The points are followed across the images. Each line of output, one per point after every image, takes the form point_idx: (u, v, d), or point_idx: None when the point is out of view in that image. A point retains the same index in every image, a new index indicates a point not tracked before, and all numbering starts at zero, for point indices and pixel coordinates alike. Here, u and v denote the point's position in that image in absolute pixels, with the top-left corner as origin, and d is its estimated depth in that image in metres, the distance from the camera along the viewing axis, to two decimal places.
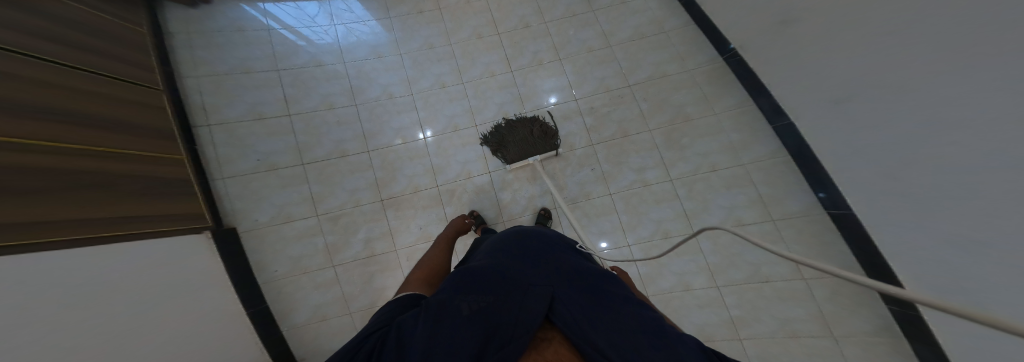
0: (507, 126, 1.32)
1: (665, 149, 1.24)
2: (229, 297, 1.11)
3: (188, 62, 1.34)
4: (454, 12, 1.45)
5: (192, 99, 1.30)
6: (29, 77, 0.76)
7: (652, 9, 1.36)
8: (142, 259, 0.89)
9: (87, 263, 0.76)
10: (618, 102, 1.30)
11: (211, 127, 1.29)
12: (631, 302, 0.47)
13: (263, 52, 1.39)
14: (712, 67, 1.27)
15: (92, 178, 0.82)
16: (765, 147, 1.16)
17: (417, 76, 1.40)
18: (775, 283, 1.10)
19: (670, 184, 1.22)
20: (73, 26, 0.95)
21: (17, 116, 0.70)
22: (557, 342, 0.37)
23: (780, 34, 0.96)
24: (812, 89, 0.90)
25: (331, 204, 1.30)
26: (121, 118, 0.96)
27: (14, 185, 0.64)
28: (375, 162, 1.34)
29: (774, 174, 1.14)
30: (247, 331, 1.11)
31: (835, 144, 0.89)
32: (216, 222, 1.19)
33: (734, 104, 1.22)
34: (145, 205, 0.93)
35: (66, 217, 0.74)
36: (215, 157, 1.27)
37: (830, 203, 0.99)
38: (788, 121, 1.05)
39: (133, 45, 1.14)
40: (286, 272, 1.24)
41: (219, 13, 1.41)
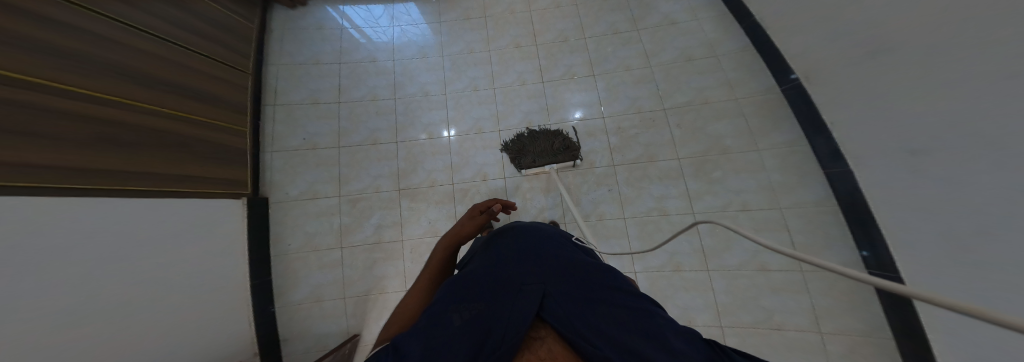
0: (530, 135, 1.28)
1: (692, 179, 1.19)
2: (242, 264, 1.12)
3: (275, 53, 1.48)
4: (498, 20, 1.50)
5: (270, 83, 1.43)
6: (103, 37, 0.83)
7: (705, 34, 1.34)
8: (179, 215, 0.94)
9: (133, 210, 0.81)
10: (648, 125, 1.27)
11: (276, 107, 1.40)
12: (627, 290, 0.45)
13: (332, 47, 1.49)
14: (764, 99, 1.21)
15: (148, 136, 0.87)
16: (812, 193, 1.09)
17: (453, 77, 1.44)
18: (786, 332, 1.02)
19: (691, 217, 1.16)
20: (204, 20, 1.17)
21: (98, 72, 0.78)
22: (552, 343, 0.34)
23: (837, 76, 0.93)
24: (871, 137, 0.85)
25: (353, 190, 1.32)
26: (190, 84, 1.04)
27: (75, 130, 0.70)
28: (400, 153, 1.36)
29: (815, 222, 1.06)
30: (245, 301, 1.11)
31: (890, 198, 0.82)
32: (254, 190, 1.25)
33: (785, 142, 1.15)
34: (192, 166, 0.98)
35: (106, 169, 0.76)
36: (271, 132, 1.37)
37: (875, 263, 0.90)
38: (845, 169, 0.96)
39: (233, 32, 1.28)
40: (298, 247, 1.26)
41: (311, 13, 1.55)
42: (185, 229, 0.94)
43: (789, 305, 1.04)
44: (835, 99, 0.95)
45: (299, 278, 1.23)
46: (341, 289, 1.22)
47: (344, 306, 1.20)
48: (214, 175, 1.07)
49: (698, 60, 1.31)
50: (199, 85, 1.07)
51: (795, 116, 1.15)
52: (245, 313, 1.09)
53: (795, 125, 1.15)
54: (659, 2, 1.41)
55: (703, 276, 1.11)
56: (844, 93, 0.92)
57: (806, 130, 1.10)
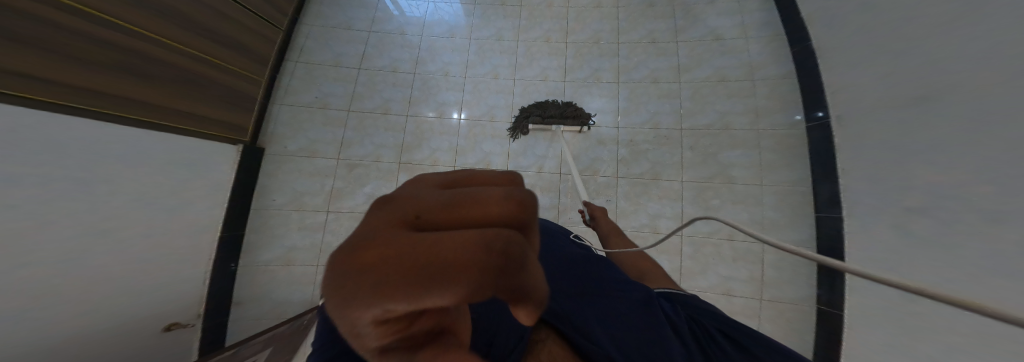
0: (539, 104, 1.33)
1: (690, 202, 1.24)
2: (218, 213, 1.07)
3: (312, 13, 1.40)
4: (534, 11, 1.47)
5: (299, 42, 1.35)
6: None
7: (750, 54, 1.34)
8: (173, 152, 0.90)
9: (127, 138, 0.80)
10: (661, 142, 1.30)
11: (298, 64, 1.33)
12: (628, 283, 0.49)
13: (367, 15, 1.42)
14: (786, 133, 1.24)
15: (159, 68, 0.86)
16: (796, 233, 1.16)
17: (477, 61, 1.41)
18: None
19: (679, 238, 1.21)
20: None
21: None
22: (550, 341, 0.37)
23: (856, 134, 0.97)
24: (873, 194, 0.89)
25: (354, 155, 1.28)
26: (206, 23, 0.97)
27: (70, 47, 0.70)
28: (408, 127, 1.33)
29: (789, 262, 1.14)
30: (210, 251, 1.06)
31: (869, 255, 0.88)
32: (252, 139, 1.19)
33: (789, 180, 1.20)
34: (182, 102, 0.92)
35: (72, 84, 0.70)
36: (286, 86, 1.30)
37: (826, 299, 1.04)
38: (836, 215, 1.02)
39: None
40: (282, 204, 1.21)
41: None
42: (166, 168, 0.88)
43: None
44: (847, 151, 1.00)
45: (273, 237, 1.19)
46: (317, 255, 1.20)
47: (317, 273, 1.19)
48: (211, 118, 1.01)
49: (732, 82, 1.32)
50: (217, 26, 1.00)
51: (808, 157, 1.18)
52: (205, 264, 1.04)
53: (806, 165, 1.18)
54: (709, 16, 1.41)
55: None
56: (861, 146, 0.95)
57: (815, 171, 1.13)
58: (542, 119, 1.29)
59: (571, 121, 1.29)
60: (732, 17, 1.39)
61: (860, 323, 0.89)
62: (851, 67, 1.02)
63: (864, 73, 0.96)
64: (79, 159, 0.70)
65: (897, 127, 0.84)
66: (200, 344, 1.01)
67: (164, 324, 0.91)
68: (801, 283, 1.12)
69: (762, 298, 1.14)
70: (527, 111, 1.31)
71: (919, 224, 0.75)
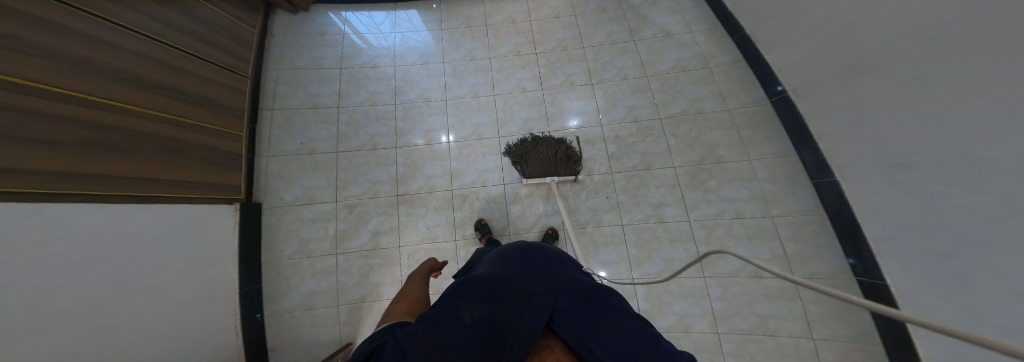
0: (533, 143, 1.31)
1: (688, 187, 1.23)
2: (231, 273, 1.10)
3: (275, 57, 1.48)
4: (498, 29, 1.53)
5: (269, 87, 1.42)
6: (129, 51, 0.89)
7: (699, 46, 1.38)
8: (171, 217, 0.93)
9: (127, 213, 0.82)
10: (646, 133, 1.31)
11: (275, 111, 1.39)
12: (631, 314, 0.40)
13: (334, 52, 1.50)
14: (757, 109, 1.26)
15: (149, 141, 0.89)
16: (800, 202, 1.13)
17: (455, 84, 1.46)
18: (778, 336, 1.05)
19: (687, 224, 1.19)
20: (217, 29, 1.22)
21: (117, 83, 0.83)
22: (558, 352, 0.31)
23: (825, 84, 0.97)
24: (854, 146, 0.90)
25: (351, 195, 1.31)
26: (182, 86, 1.01)
27: (68, 134, 0.71)
28: (399, 159, 1.36)
29: (803, 231, 1.11)
30: (232, 310, 1.07)
31: (879, 207, 0.86)
32: (247, 196, 1.24)
33: (775, 152, 1.20)
34: (165, 169, 0.92)
35: (71, 171, 0.71)
36: (269, 136, 1.36)
37: (863, 270, 0.95)
38: (831, 179, 1.01)
39: (234, 36, 1.29)
40: (291, 254, 1.23)
41: (314, 19, 1.56)
42: (170, 235, 0.91)
43: (780, 311, 1.08)
44: (815, 115, 1.03)
45: (291, 286, 1.20)
46: (335, 297, 1.20)
47: (338, 315, 1.18)
48: (195, 180, 1.01)
49: (692, 71, 1.35)
50: (191, 87, 1.04)
51: (782, 127, 1.20)
52: (231, 319, 1.06)
53: (783, 135, 1.20)
54: (654, 14, 1.47)
55: (700, 283, 1.13)
56: (829, 107, 0.97)
57: (795, 143, 1.16)
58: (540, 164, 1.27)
59: (565, 165, 1.26)
60: (674, 14, 1.45)
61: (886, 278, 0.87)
62: (795, 33, 1.04)
63: (815, 31, 0.97)
64: (92, 238, 0.73)
65: (855, 84, 0.87)
66: None
67: None
68: (827, 252, 1.07)
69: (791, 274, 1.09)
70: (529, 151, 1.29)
71: (910, 175, 0.75)
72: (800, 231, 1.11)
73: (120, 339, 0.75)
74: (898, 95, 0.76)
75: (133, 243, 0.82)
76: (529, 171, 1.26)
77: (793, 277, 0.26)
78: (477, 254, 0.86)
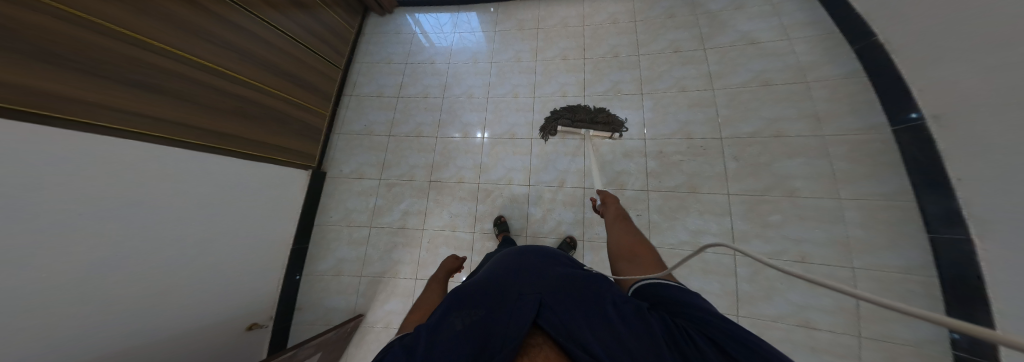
0: (568, 109, 1.34)
1: (741, 218, 1.08)
2: (289, 229, 1.23)
3: (361, 52, 1.63)
4: (550, 33, 1.53)
5: (352, 78, 1.57)
6: (269, 43, 1.10)
7: (796, 55, 1.22)
8: (261, 176, 1.09)
9: (235, 167, 0.99)
10: (697, 153, 1.19)
11: (352, 97, 1.54)
12: (618, 301, 0.36)
13: (403, 50, 1.63)
14: (866, 138, 1.05)
15: (262, 111, 1.07)
16: (902, 257, 0.93)
17: (498, 83, 1.49)
18: None
19: (731, 257, 1.03)
20: (331, 31, 1.44)
21: (251, 66, 1.03)
22: (546, 347, 0.30)
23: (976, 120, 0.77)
24: (1004, 204, 0.71)
25: (393, 175, 1.40)
26: (294, 72, 1.21)
27: (209, 99, 0.89)
28: (437, 147, 1.42)
29: (895, 290, 0.91)
30: (280, 262, 1.20)
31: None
32: (318, 165, 1.39)
33: (876, 192, 1.00)
34: (269, 135, 1.11)
35: (204, 127, 0.88)
36: (343, 117, 1.49)
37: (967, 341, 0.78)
38: (961, 237, 0.82)
39: (339, 36, 1.49)
40: (336, 220, 1.35)
41: (397, 20, 1.71)
42: (254, 189, 1.06)
43: None
44: (955, 158, 0.82)
45: (328, 249, 1.32)
46: (360, 267, 1.29)
47: (359, 284, 1.27)
48: (284, 146, 1.18)
49: (777, 86, 1.20)
50: (299, 72, 1.24)
51: (901, 162, 0.99)
52: (277, 272, 1.18)
53: (898, 173, 0.99)
54: (739, 21, 1.33)
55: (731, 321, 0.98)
56: (982, 150, 0.76)
57: (915, 183, 0.94)
58: (572, 122, 1.29)
59: (602, 126, 1.27)
60: (768, 20, 1.30)
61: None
62: (942, 56, 0.85)
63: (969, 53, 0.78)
64: (199, 181, 0.88)
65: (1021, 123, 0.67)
66: (266, 344, 1.14)
67: (245, 324, 1.06)
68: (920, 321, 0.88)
69: (858, 334, 0.90)
70: (559, 113, 1.34)
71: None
72: (891, 291, 0.92)
73: (197, 268, 0.88)
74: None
75: (227, 190, 0.96)
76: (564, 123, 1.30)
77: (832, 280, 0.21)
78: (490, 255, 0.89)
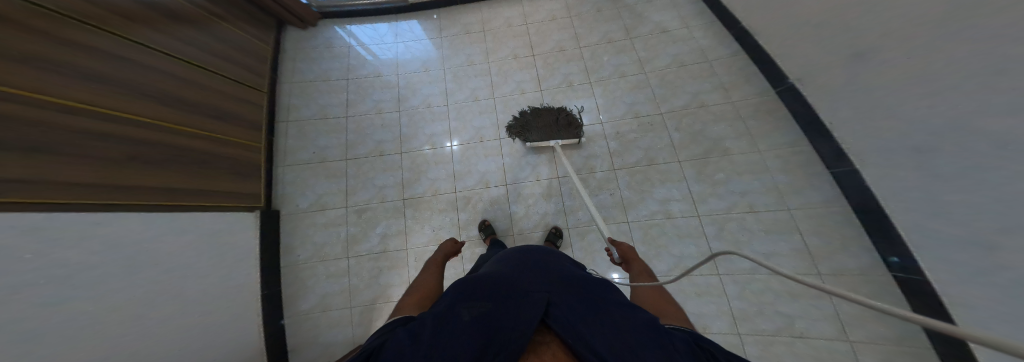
0: (533, 112, 1.30)
1: (695, 181, 1.18)
2: (256, 275, 1.15)
3: (288, 71, 1.54)
4: (497, 34, 1.54)
5: (283, 101, 1.48)
6: (165, 72, 0.96)
7: (696, 40, 1.36)
8: (211, 227, 1.00)
9: (178, 222, 0.90)
10: (648, 129, 1.27)
11: (289, 123, 1.45)
12: (629, 306, 0.41)
13: (341, 64, 1.55)
14: (760, 101, 1.23)
15: (188, 155, 0.96)
16: (819, 193, 1.07)
17: (455, 88, 1.48)
18: (810, 341, 0.95)
19: (698, 219, 1.14)
20: (231, 45, 1.27)
21: (158, 103, 0.90)
22: (555, 346, 0.32)
23: (845, 70, 0.92)
24: (881, 136, 0.85)
25: (360, 200, 1.34)
26: (207, 102, 1.07)
27: (125, 151, 0.79)
28: (404, 164, 1.39)
29: (826, 223, 1.04)
30: (254, 312, 1.11)
31: (915, 199, 0.79)
32: (268, 204, 1.29)
33: (787, 143, 1.15)
34: (198, 180, 0.99)
35: (127, 184, 0.78)
36: (284, 147, 1.42)
37: (899, 268, 0.88)
38: (851, 168, 0.98)
39: (245, 51, 1.34)
40: (307, 257, 1.28)
41: (321, 33, 1.63)
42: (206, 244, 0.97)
43: (810, 312, 0.97)
44: (835, 103, 0.98)
45: (308, 288, 1.24)
46: (347, 298, 1.23)
47: (352, 315, 1.20)
48: (222, 190, 1.06)
49: (690, 65, 1.33)
50: (215, 102, 1.11)
51: (793, 116, 1.17)
52: (256, 320, 1.10)
53: (792, 126, 1.16)
54: (648, 12, 1.45)
55: (715, 281, 1.06)
56: (851, 93, 0.91)
57: (807, 133, 1.13)
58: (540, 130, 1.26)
59: (568, 134, 1.27)
60: (670, 12, 1.44)
61: (926, 273, 0.81)
62: (803, 22, 1.02)
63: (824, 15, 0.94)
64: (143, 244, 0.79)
65: (884, 65, 0.81)
66: None
67: None
68: (857, 248, 0.99)
69: (818, 273, 1.00)
70: (525, 116, 1.30)
71: (935, 159, 0.72)
72: (822, 224, 1.04)
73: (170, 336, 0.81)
74: (933, 70, 0.70)
75: (178, 248, 0.88)
76: (532, 138, 1.26)
77: (802, 279, 0.24)
78: (486, 255, 0.91)
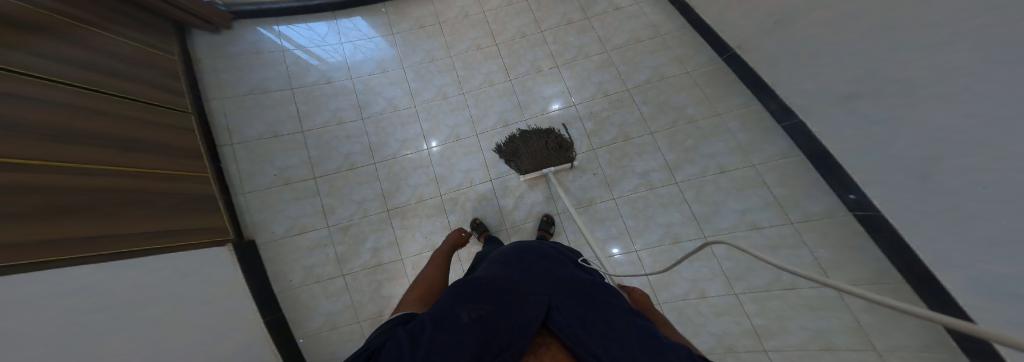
0: (522, 137, 1.28)
1: (669, 151, 1.24)
2: (249, 307, 1.11)
3: (212, 85, 1.41)
4: (453, 25, 1.49)
5: (219, 121, 1.37)
6: (73, 106, 0.85)
7: (647, 16, 1.39)
8: (176, 272, 0.94)
9: (128, 274, 0.83)
10: (618, 105, 1.30)
11: (234, 146, 1.35)
12: (626, 309, 0.43)
13: (278, 71, 1.45)
14: (711, 68, 1.28)
15: (125, 198, 0.89)
16: (777, 146, 1.15)
17: (420, 87, 1.43)
18: (800, 290, 1.00)
19: (676, 186, 1.21)
20: (127, 60, 1.10)
21: (79, 145, 0.82)
22: (554, 349, 0.36)
23: (787, 28, 0.98)
24: (820, 86, 0.93)
25: (341, 218, 1.30)
26: (127, 134, 0.96)
27: (61, 201, 0.73)
28: (381, 173, 1.35)
29: (787, 174, 1.12)
30: (264, 340, 1.09)
31: (858, 139, 0.87)
32: (238, 234, 1.22)
33: (742, 103, 1.22)
34: (146, 222, 0.91)
35: (67, 236, 0.72)
36: (237, 173, 1.32)
37: (856, 205, 0.96)
38: (797, 120, 1.06)
39: (145, 64, 1.16)
40: (299, 281, 1.24)
41: (240, 37, 1.50)
42: (178, 290, 0.92)
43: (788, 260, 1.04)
44: (779, 62, 1.05)
45: (310, 309, 1.21)
46: (354, 313, 1.21)
47: (362, 328, 1.19)
48: (183, 227, 1.01)
49: (647, 41, 1.35)
50: (148, 136, 1.03)
51: (740, 81, 1.24)
52: (265, 344, 1.08)
53: (742, 87, 1.23)
54: None
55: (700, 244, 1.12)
56: (795, 47, 0.98)
57: (753, 92, 1.21)
58: (529, 156, 1.24)
59: (558, 160, 1.23)
60: None
61: (879, 207, 0.88)
62: None
63: None
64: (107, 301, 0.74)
65: (822, 18, 0.87)
66: None
67: None
68: (815, 191, 1.08)
69: (791, 221, 1.07)
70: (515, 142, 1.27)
71: (870, 100, 0.80)
72: (784, 174, 1.13)
73: None
74: (861, 19, 0.77)
75: (148, 300, 0.83)
76: (523, 167, 1.24)
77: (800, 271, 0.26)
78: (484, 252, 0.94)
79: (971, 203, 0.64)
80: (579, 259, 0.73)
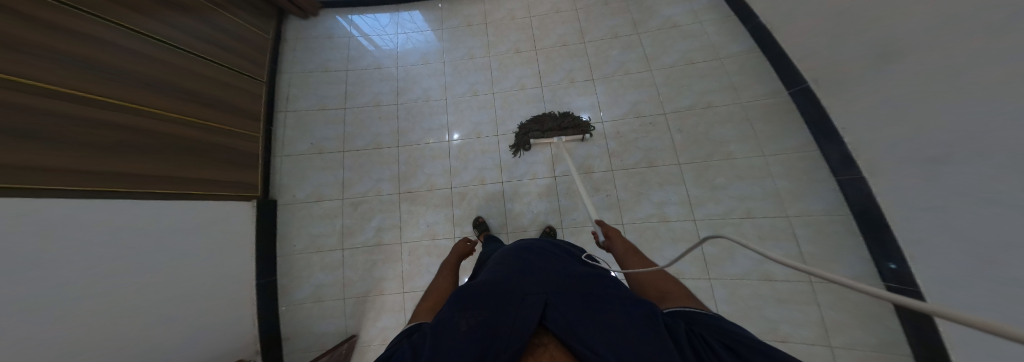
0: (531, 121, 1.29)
1: (693, 185, 1.17)
2: (250, 266, 1.11)
3: (287, 61, 1.48)
4: (499, 27, 1.51)
5: (282, 91, 1.43)
6: (154, 59, 0.91)
7: (708, 36, 1.34)
8: (198, 216, 0.96)
9: (160, 212, 0.86)
10: (649, 129, 1.25)
11: (287, 113, 1.40)
12: (628, 299, 0.38)
13: (340, 55, 1.51)
14: (773, 100, 1.21)
15: (184, 146, 0.94)
16: (822, 201, 1.06)
17: (454, 83, 1.44)
18: (792, 345, 0.93)
19: (692, 223, 1.13)
20: (229, 34, 1.21)
21: (154, 92, 0.88)
22: (553, 348, 0.31)
23: (849, 75, 0.91)
24: (879, 144, 0.86)
25: (357, 192, 1.31)
26: (204, 91, 1.03)
27: (112, 138, 0.76)
28: (401, 158, 1.35)
29: (822, 232, 1.03)
30: (248, 301, 1.08)
31: (909, 207, 0.79)
32: (264, 193, 1.24)
33: (793, 146, 1.14)
34: (192, 168, 0.95)
35: (100, 170, 0.74)
36: (283, 138, 1.36)
37: (894, 276, 0.87)
38: (857, 175, 0.96)
39: (247, 42, 1.28)
40: (303, 248, 1.24)
41: (320, 23, 1.57)
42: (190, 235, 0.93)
43: (794, 317, 0.95)
44: (838, 110, 0.98)
45: (302, 277, 1.21)
46: (341, 290, 1.20)
47: (344, 306, 1.18)
48: (224, 179, 1.06)
49: (700, 63, 1.31)
50: (222, 96, 1.10)
51: (804, 121, 1.15)
52: (249, 305, 1.08)
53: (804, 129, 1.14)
54: (660, 6, 1.42)
55: (703, 285, 1.03)
56: (855, 98, 0.91)
57: (816, 135, 1.10)
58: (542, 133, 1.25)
59: (572, 130, 1.24)
60: (682, 5, 1.40)
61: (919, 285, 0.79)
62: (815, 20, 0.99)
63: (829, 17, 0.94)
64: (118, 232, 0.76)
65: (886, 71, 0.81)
66: None
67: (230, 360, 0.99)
68: (851, 257, 0.98)
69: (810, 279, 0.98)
70: (526, 127, 1.27)
71: (928, 165, 0.73)
72: (823, 233, 1.03)
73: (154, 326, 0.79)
74: (922, 76, 0.72)
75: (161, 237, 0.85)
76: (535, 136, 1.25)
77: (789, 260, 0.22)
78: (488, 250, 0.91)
79: (1009, 292, 0.57)
80: (583, 253, 0.67)
